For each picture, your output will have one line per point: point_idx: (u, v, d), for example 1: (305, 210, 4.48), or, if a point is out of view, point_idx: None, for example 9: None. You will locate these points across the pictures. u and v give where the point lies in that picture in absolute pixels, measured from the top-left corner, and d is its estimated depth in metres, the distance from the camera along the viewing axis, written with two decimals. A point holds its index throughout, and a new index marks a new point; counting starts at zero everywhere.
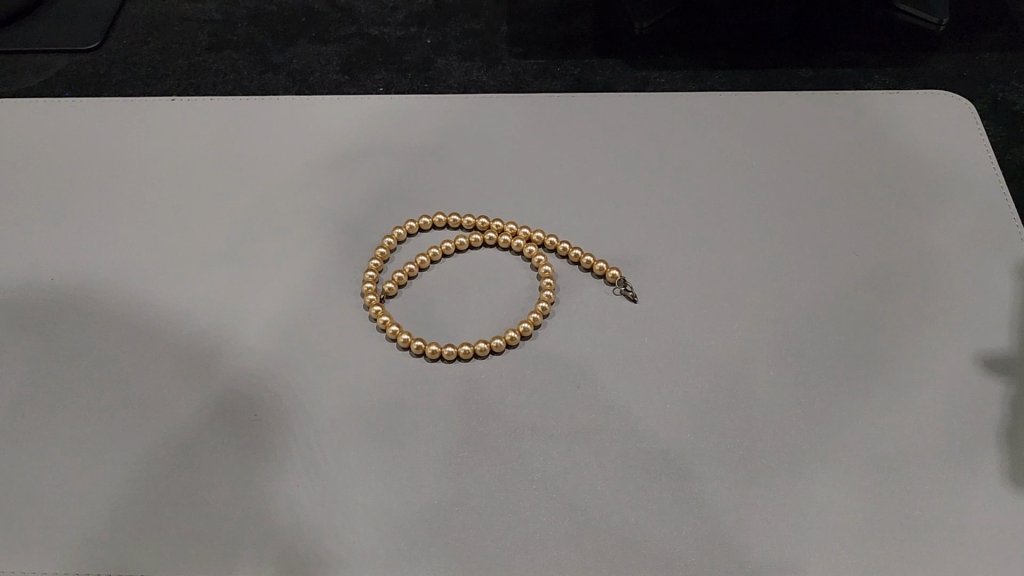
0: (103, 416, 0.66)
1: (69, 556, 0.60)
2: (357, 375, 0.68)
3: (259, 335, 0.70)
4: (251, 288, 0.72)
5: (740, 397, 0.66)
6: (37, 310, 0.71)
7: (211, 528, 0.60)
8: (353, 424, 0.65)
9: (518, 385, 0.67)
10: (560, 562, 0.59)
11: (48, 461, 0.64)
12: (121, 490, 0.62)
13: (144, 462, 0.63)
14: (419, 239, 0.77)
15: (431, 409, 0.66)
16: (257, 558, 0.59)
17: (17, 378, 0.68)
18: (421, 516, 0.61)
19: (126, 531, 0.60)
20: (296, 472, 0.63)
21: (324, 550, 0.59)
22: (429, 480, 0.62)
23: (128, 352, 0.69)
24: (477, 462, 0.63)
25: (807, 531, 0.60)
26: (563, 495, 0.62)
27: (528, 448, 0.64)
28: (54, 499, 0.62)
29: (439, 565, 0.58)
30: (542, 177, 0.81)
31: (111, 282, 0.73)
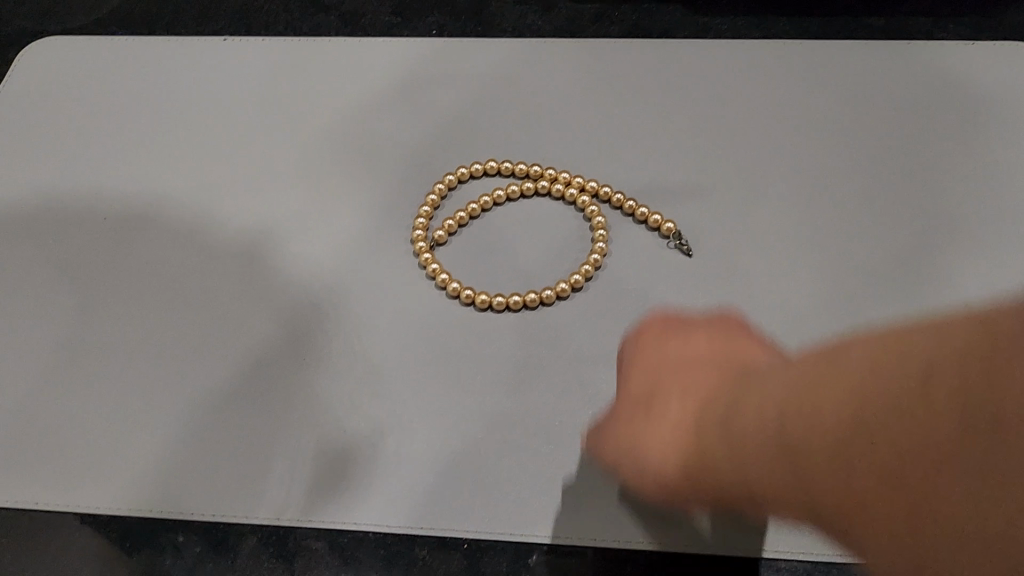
0: (156, 353, 0.66)
1: (122, 492, 0.61)
2: (402, 325, 0.66)
3: (309, 275, 0.69)
4: (302, 229, 0.71)
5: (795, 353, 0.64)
6: (87, 251, 0.72)
7: (260, 466, 0.61)
8: (400, 370, 0.64)
9: (567, 338, 0.66)
10: (606, 520, 0.58)
11: (103, 397, 0.64)
12: (150, 440, 0.62)
13: (194, 399, 0.64)
14: (468, 188, 0.76)
15: (477, 359, 0.65)
16: (306, 501, 0.60)
17: (74, 314, 0.69)
18: (465, 468, 0.60)
19: (176, 469, 0.61)
20: (345, 414, 0.62)
21: (366, 500, 0.59)
22: (474, 432, 0.61)
23: (179, 289, 0.69)
24: (521, 416, 0.62)
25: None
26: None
27: (575, 402, 0.62)
28: (107, 435, 0.63)
29: (481, 520, 0.58)
30: (596, 126, 0.79)
31: (164, 221, 0.73)
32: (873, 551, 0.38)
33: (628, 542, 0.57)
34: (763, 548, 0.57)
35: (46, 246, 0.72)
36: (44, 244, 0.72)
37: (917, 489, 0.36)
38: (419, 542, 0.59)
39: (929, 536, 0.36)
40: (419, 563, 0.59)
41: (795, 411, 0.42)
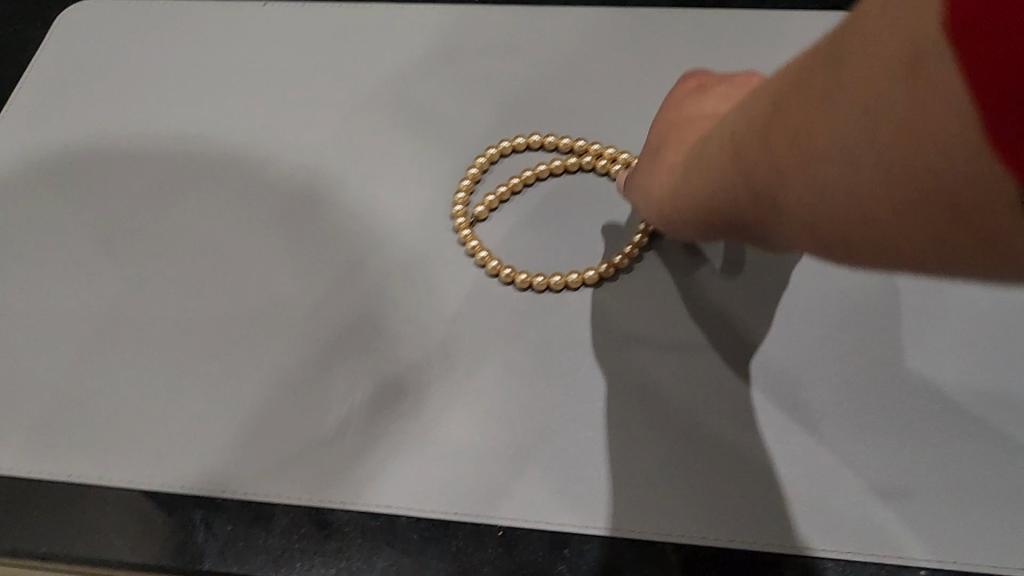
0: (123, 274, 0.56)
1: (58, 452, 0.50)
2: (389, 286, 0.54)
3: (303, 201, 0.58)
4: (302, 144, 0.61)
5: (872, 313, 0.52)
6: (58, 159, 0.62)
7: (224, 425, 0.50)
8: (402, 313, 0.53)
9: (596, 307, 0.54)
10: (642, 502, 0.47)
11: (56, 326, 0.55)
12: (100, 392, 0.51)
13: (156, 338, 0.53)
14: (479, 122, 0.62)
15: (479, 332, 0.53)
16: (274, 480, 0.48)
17: (33, 229, 0.59)
18: (475, 437, 0.49)
19: (126, 420, 0.50)
20: (331, 370, 0.51)
21: (350, 476, 0.48)
22: (488, 390, 0.51)
23: (152, 209, 0.59)
24: (539, 392, 0.50)
25: (912, 491, 0.47)
26: (648, 435, 0.49)
27: (610, 356, 0.52)
28: (52, 375, 0.53)
29: (490, 506, 0.48)
30: (640, 52, 0.64)
31: (145, 135, 0.63)
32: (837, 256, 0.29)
33: (670, 536, 0.47)
34: (828, 543, 0.46)
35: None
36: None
37: (811, 173, 0.26)
38: (454, 526, 0.48)
39: (821, 202, 0.27)
40: (453, 548, 0.48)
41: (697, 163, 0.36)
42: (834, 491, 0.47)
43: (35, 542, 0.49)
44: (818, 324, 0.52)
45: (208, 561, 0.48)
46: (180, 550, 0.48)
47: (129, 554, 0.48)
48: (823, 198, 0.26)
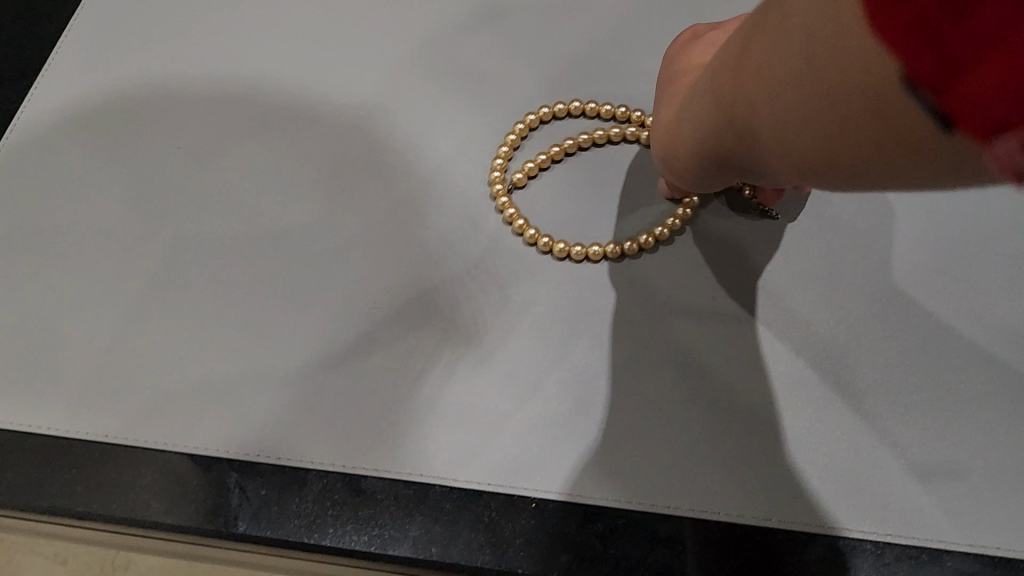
0: (163, 235, 0.56)
1: (98, 409, 0.51)
2: (432, 257, 0.55)
3: (342, 168, 0.58)
4: (343, 107, 0.61)
5: (919, 297, 0.52)
6: (96, 110, 0.62)
7: (263, 390, 0.50)
8: (438, 284, 0.54)
9: (637, 282, 0.53)
10: (679, 474, 0.47)
11: (97, 284, 0.55)
12: (142, 354, 0.52)
13: (196, 300, 0.54)
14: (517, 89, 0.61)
15: (513, 304, 0.53)
16: (310, 445, 0.49)
17: (72, 184, 0.59)
18: (511, 406, 0.49)
19: (166, 380, 0.51)
20: (368, 340, 0.52)
21: (384, 442, 0.49)
22: (523, 361, 0.51)
23: (192, 170, 0.59)
24: (580, 364, 0.50)
25: (953, 474, 0.47)
26: (691, 412, 0.49)
27: (646, 330, 0.52)
28: (94, 332, 0.53)
29: (524, 473, 0.47)
30: (684, 22, 0.63)
31: (182, 87, 0.62)
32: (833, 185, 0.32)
33: (707, 513, 0.46)
34: (864, 522, 0.46)
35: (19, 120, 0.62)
36: (18, 118, 0.62)
37: (793, 103, 0.29)
38: (487, 496, 0.48)
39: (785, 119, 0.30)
40: (486, 520, 0.47)
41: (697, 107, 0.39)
42: (876, 472, 0.47)
43: (71, 501, 0.49)
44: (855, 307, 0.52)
45: (242, 524, 0.48)
46: (214, 513, 0.48)
47: (164, 515, 0.49)
48: (802, 119, 0.29)
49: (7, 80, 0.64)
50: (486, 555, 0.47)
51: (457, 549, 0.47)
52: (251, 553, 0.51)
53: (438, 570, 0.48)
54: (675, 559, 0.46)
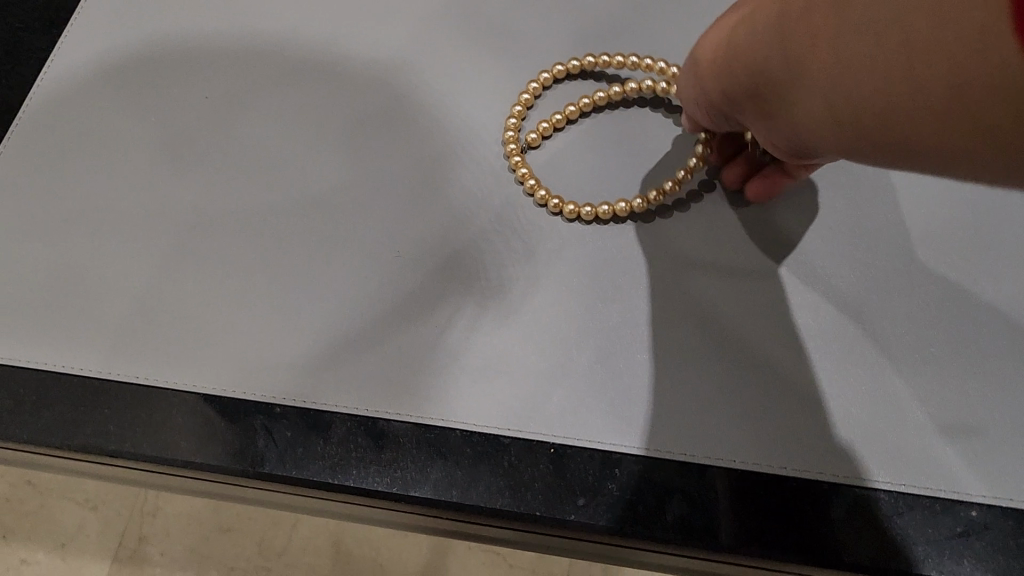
0: (190, 186, 0.57)
1: (128, 354, 0.52)
2: (458, 210, 0.55)
3: (367, 120, 0.59)
4: (366, 59, 0.61)
5: (939, 255, 0.53)
6: (123, 62, 0.62)
7: (288, 336, 0.51)
8: (461, 234, 0.54)
9: (659, 236, 0.54)
10: (693, 421, 0.48)
11: (126, 233, 0.56)
12: (174, 300, 0.53)
13: (224, 250, 0.55)
14: (541, 44, 0.62)
15: (536, 255, 0.54)
16: (334, 389, 0.50)
17: (101, 136, 0.60)
18: (531, 354, 0.50)
19: (194, 326, 0.52)
20: (393, 288, 0.53)
21: (407, 387, 0.50)
22: (545, 309, 0.52)
23: (217, 121, 0.60)
24: (601, 315, 0.51)
25: (966, 423, 0.48)
26: (709, 361, 0.49)
27: (666, 282, 0.52)
28: (123, 280, 0.54)
29: (543, 417, 0.48)
30: None
31: (208, 39, 0.63)
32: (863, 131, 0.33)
33: (722, 460, 0.47)
34: (872, 472, 0.47)
35: (48, 69, 0.62)
36: (47, 70, 0.63)
37: (894, 47, 0.30)
38: (506, 441, 0.49)
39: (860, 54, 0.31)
40: (505, 464, 0.49)
41: (735, 37, 0.39)
42: (890, 422, 0.48)
43: (105, 441, 0.51)
44: (872, 261, 0.53)
45: (269, 464, 0.49)
46: (242, 454, 0.50)
47: (194, 455, 0.50)
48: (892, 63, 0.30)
49: (37, 31, 0.65)
50: (506, 498, 0.48)
51: (477, 492, 0.48)
52: (277, 494, 0.52)
53: (459, 512, 0.49)
54: (692, 503, 0.47)
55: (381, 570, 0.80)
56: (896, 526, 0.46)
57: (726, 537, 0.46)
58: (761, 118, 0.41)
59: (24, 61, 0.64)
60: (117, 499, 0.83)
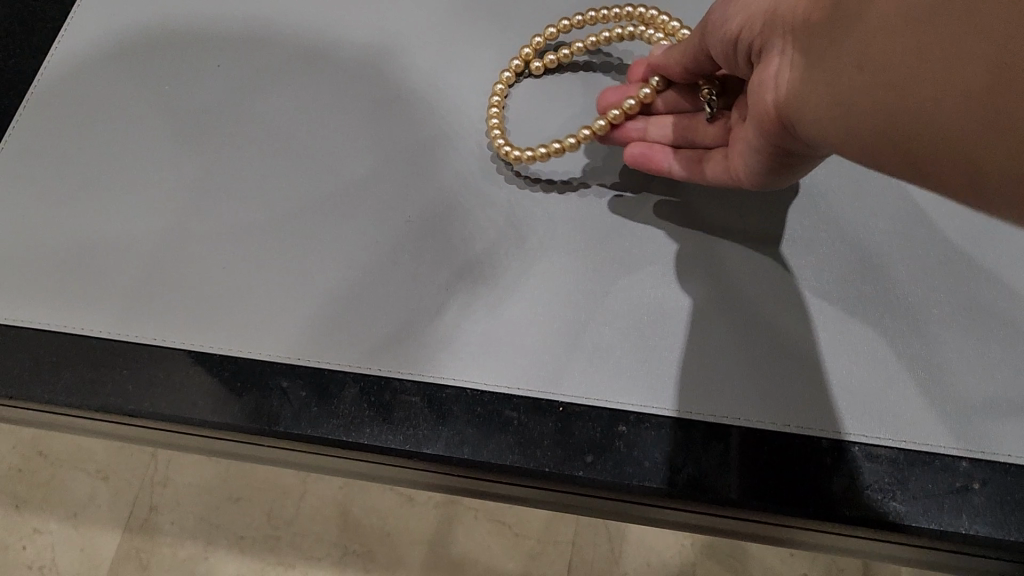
0: (200, 152, 0.58)
1: (142, 318, 0.53)
2: (467, 174, 0.56)
3: (373, 85, 0.59)
4: (372, 24, 0.62)
5: (941, 219, 0.54)
6: (132, 29, 0.63)
7: (300, 297, 0.52)
8: (468, 199, 0.55)
9: (669, 196, 0.54)
10: (700, 380, 0.49)
11: (138, 199, 0.57)
12: (187, 263, 0.54)
13: (234, 216, 0.56)
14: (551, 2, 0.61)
15: (541, 218, 0.54)
16: (349, 350, 0.51)
17: (112, 103, 0.61)
18: (540, 314, 0.51)
19: (205, 289, 0.53)
20: (402, 251, 0.53)
21: (421, 346, 0.51)
22: (552, 270, 0.52)
23: (225, 87, 0.60)
24: (606, 277, 0.52)
25: (963, 382, 0.49)
26: (715, 322, 0.50)
27: (671, 244, 0.53)
28: (135, 245, 0.55)
29: (554, 375, 0.49)
30: None
31: (215, 6, 0.63)
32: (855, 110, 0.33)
33: (728, 418, 0.48)
34: (872, 429, 0.48)
35: (61, 37, 0.63)
36: (58, 39, 0.64)
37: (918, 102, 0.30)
38: (516, 401, 0.50)
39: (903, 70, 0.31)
40: (515, 424, 0.50)
41: None
42: (890, 381, 0.49)
43: (122, 400, 0.52)
44: (873, 224, 0.54)
45: (284, 423, 0.50)
46: (257, 413, 0.51)
47: (210, 414, 0.51)
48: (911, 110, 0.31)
49: (51, 0, 0.66)
50: (516, 455, 0.49)
51: (488, 449, 0.49)
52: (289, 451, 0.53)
53: (470, 469, 0.50)
54: (697, 460, 0.48)
55: (388, 537, 0.81)
56: (897, 481, 0.47)
57: (732, 493, 0.47)
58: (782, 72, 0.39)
59: (38, 30, 0.65)
60: (129, 468, 0.85)
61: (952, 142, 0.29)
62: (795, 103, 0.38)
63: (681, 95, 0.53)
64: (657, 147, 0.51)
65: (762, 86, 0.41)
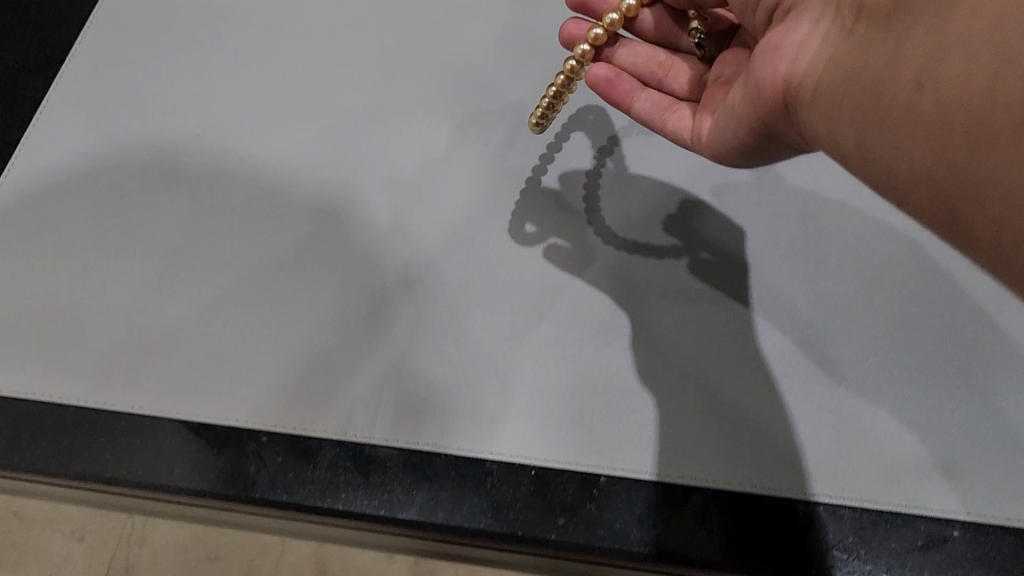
0: (171, 220, 0.59)
1: (114, 385, 0.54)
2: (425, 240, 0.57)
3: (340, 153, 0.61)
4: (339, 96, 0.63)
5: (891, 280, 0.55)
6: (110, 103, 0.65)
7: (265, 365, 0.53)
8: (427, 264, 0.56)
9: (635, 260, 0.56)
10: (654, 446, 0.50)
11: (109, 266, 0.58)
12: (159, 330, 0.55)
13: (204, 283, 0.56)
14: (523, 70, 0.64)
15: (498, 286, 0.55)
16: (316, 414, 0.52)
17: (85, 172, 0.62)
18: (500, 381, 0.52)
19: (176, 356, 0.54)
20: (364, 314, 0.54)
21: (383, 413, 0.52)
22: (510, 337, 0.54)
23: (197, 156, 0.62)
24: (563, 342, 0.53)
25: (908, 446, 0.50)
26: (673, 385, 0.51)
27: (625, 311, 0.54)
28: (108, 312, 0.56)
29: (514, 441, 0.51)
30: None
31: (189, 81, 0.65)
32: (874, 91, 0.33)
33: (691, 480, 0.49)
34: (828, 490, 0.49)
35: (44, 108, 0.65)
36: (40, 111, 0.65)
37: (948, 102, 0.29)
38: (490, 464, 0.51)
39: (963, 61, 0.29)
40: (488, 485, 0.50)
41: None
42: (840, 445, 0.50)
43: (101, 468, 0.53)
44: (819, 290, 0.55)
45: (260, 489, 0.51)
46: (234, 478, 0.51)
47: (186, 481, 0.52)
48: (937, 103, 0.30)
49: (34, 72, 0.68)
50: (489, 518, 0.50)
51: (461, 512, 0.50)
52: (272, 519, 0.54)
53: (443, 532, 0.51)
54: (665, 521, 0.49)
55: None
56: (861, 541, 0.49)
57: (702, 553, 0.48)
58: (812, 39, 0.39)
59: (21, 101, 0.67)
60: None
61: (961, 161, 0.28)
62: (819, 68, 0.37)
63: (666, 17, 0.52)
64: (625, 76, 0.49)
65: (778, 48, 0.40)
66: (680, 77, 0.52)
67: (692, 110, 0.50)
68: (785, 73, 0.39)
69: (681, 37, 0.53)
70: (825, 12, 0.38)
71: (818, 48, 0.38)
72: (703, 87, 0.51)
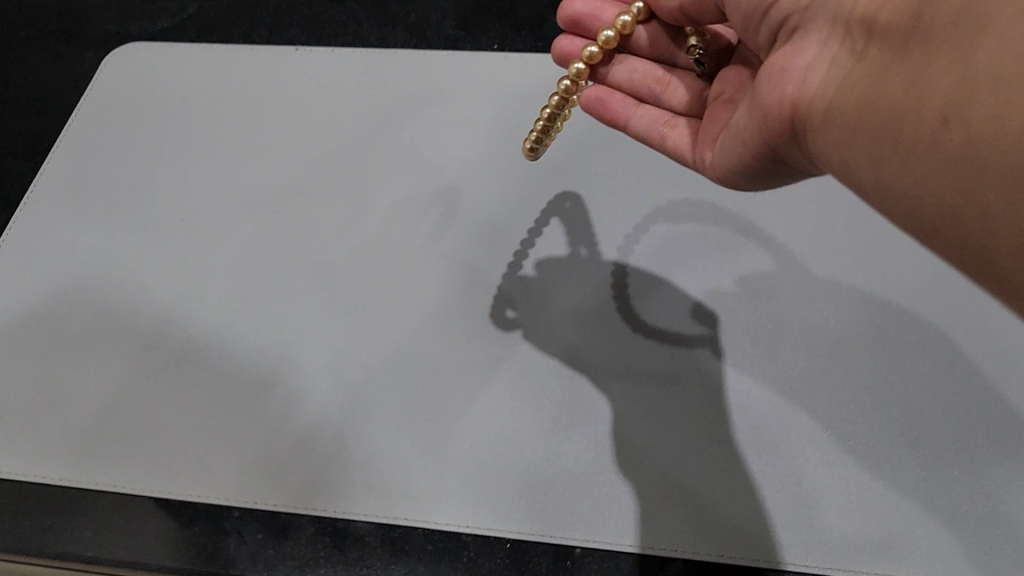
0: (144, 295, 0.61)
1: (89, 462, 0.55)
2: (376, 311, 0.58)
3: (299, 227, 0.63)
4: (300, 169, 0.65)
5: (842, 340, 0.54)
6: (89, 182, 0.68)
7: (231, 439, 0.55)
8: (379, 334, 0.57)
9: (593, 321, 0.56)
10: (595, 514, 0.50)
11: (84, 342, 0.60)
12: (134, 407, 0.56)
13: (176, 359, 0.58)
14: (482, 134, 0.65)
15: (445, 355, 0.56)
16: (280, 487, 0.53)
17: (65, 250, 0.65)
18: (447, 450, 0.53)
19: (149, 434, 0.55)
20: (318, 388, 0.56)
21: (339, 485, 0.53)
22: (456, 406, 0.54)
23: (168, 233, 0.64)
24: (505, 410, 0.54)
25: (846, 511, 0.49)
26: (616, 453, 0.52)
27: (570, 377, 0.54)
28: (83, 389, 0.58)
29: (462, 510, 0.51)
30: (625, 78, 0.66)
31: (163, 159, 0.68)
32: (890, 124, 0.32)
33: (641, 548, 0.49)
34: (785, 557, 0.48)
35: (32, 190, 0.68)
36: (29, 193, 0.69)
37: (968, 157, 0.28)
38: (466, 538, 0.52)
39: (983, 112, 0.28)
40: (465, 559, 0.52)
41: None
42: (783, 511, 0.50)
43: (82, 545, 0.54)
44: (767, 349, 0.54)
45: (240, 565, 0.52)
46: (213, 556, 0.53)
47: (167, 558, 0.53)
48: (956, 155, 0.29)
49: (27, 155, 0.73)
50: None
51: None
52: None
53: None
54: None
55: None
56: None
57: None
58: (817, 64, 0.38)
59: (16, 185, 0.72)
60: None
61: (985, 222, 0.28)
62: (826, 96, 0.36)
63: (661, 32, 0.50)
64: (618, 95, 0.50)
65: (784, 74, 0.39)
66: (678, 94, 0.51)
67: (694, 131, 0.50)
68: (792, 102, 0.39)
69: (679, 54, 0.51)
70: (832, 34, 0.37)
71: (823, 75, 0.37)
72: (703, 103, 0.50)
